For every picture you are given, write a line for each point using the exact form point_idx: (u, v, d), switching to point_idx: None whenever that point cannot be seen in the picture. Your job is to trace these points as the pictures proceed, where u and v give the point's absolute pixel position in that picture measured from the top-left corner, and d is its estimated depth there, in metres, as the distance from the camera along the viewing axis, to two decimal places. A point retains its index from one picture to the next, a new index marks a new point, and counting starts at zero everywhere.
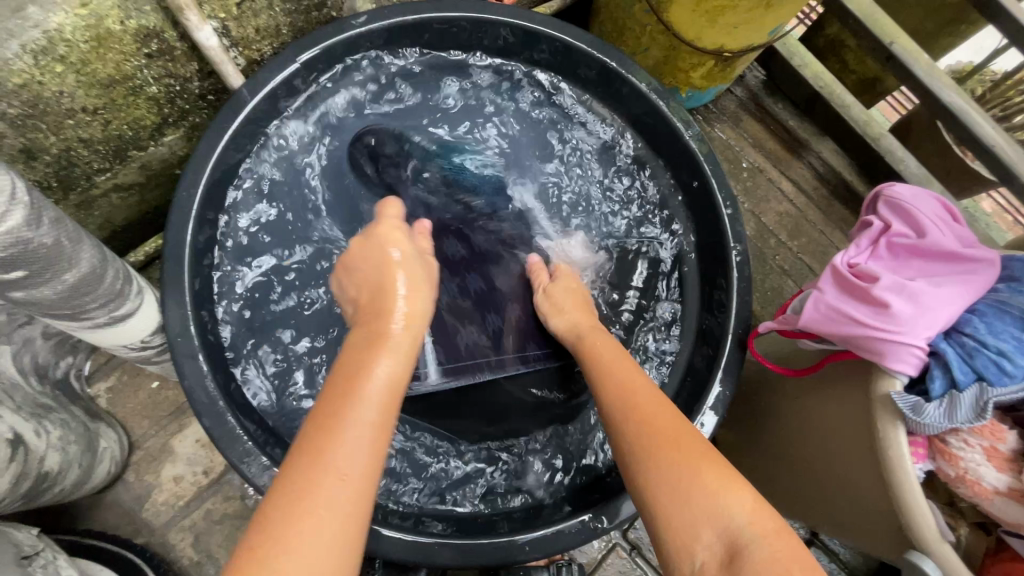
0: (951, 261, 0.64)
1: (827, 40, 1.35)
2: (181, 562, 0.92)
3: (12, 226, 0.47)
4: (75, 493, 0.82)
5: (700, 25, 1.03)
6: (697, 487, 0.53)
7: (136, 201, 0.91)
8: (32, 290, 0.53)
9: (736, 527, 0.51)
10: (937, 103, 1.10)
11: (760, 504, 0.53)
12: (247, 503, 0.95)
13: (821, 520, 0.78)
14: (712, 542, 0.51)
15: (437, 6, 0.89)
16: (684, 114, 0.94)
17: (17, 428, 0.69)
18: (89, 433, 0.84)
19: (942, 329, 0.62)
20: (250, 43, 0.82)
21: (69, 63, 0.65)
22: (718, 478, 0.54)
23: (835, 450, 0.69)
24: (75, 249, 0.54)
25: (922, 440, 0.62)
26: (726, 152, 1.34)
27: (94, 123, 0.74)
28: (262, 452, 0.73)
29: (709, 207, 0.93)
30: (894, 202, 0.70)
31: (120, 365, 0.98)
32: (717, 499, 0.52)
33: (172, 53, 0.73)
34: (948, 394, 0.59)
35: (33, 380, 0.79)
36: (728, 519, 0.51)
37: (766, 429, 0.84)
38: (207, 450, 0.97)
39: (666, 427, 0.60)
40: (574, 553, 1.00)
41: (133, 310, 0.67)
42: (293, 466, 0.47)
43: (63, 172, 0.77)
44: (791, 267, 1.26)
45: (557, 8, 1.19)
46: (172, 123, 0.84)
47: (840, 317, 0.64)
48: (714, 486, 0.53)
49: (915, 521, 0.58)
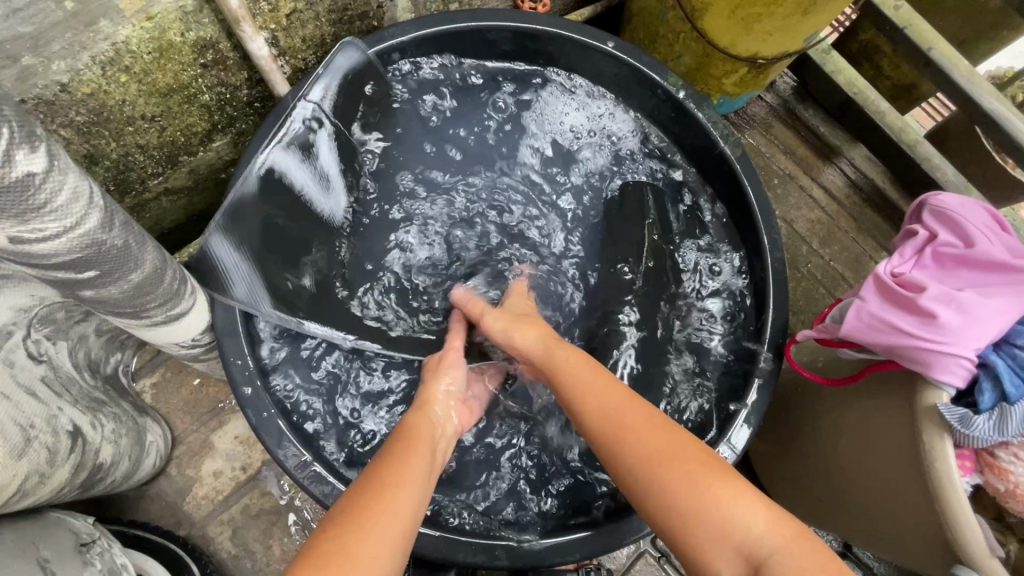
0: (999, 271, 0.63)
1: (862, 46, 1.33)
2: (220, 555, 0.94)
3: (88, 229, 0.50)
4: (124, 485, 0.86)
5: (735, 33, 1.03)
6: (704, 502, 0.55)
7: (183, 204, 0.94)
8: (100, 289, 0.56)
9: (754, 540, 0.53)
10: (978, 110, 1.08)
11: (777, 517, 0.54)
12: (283, 499, 0.98)
13: (854, 528, 0.77)
14: (734, 560, 0.53)
15: (474, 14, 0.91)
16: (719, 121, 0.94)
17: (76, 421, 0.72)
18: (137, 426, 0.87)
19: (992, 341, 0.61)
20: (296, 53, 0.85)
21: (132, 73, 0.68)
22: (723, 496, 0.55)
23: (877, 464, 0.68)
24: (141, 250, 0.57)
25: (970, 453, 0.61)
26: (757, 159, 1.33)
27: (150, 130, 0.78)
28: (303, 449, 0.76)
29: (743, 212, 0.93)
30: (940, 211, 0.69)
31: (164, 362, 1.01)
32: (726, 513, 0.54)
33: (225, 63, 0.76)
34: (998, 406, 0.58)
35: (87, 374, 0.83)
36: (739, 529, 0.53)
37: (801, 436, 0.84)
38: (245, 446, 0.99)
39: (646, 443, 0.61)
40: (603, 558, 1.00)
41: (187, 309, 0.69)
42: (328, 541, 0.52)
43: (120, 175, 0.80)
44: (823, 276, 1.25)
45: (589, 16, 1.20)
46: (221, 129, 0.87)
47: (884, 326, 0.64)
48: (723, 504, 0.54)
49: (963, 537, 0.57)
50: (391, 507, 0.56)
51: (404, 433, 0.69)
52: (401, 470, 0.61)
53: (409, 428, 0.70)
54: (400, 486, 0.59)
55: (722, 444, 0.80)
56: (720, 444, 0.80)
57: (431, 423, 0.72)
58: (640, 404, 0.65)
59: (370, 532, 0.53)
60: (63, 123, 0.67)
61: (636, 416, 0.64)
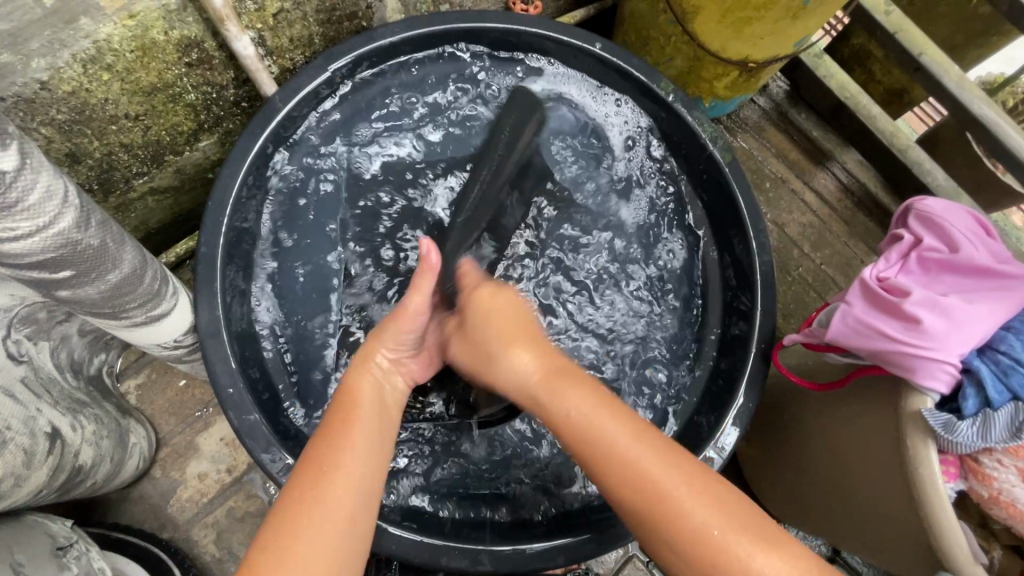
0: (984, 276, 0.63)
1: (853, 51, 1.33)
2: (203, 559, 0.93)
3: (63, 228, 0.49)
4: (106, 487, 0.85)
5: (726, 36, 1.03)
6: (725, 555, 0.52)
7: (169, 204, 0.94)
8: (77, 289, 0.56)
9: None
10: (967, 115, 1.08)
11: (803, 575, 0.51)
12: (268, 502, 0.97)
13: (840, 534, 0.77)
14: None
15: (463, 15, 0.91)
16: (709, 124, 0.94)
17: (55, 422, 0.71)
18: (120, 428, 0.86)
19: (977, 346, 0.61)
20: (284, 53, 0.84)
21: (115, 71, 0.68)
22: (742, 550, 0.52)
23: (862, 470, 0.68)
24: (118, 250, 0.56)
25: (954, 459, 0.61)
26: (749, 162, 1.33)
27: (134, 129, 0.77)
28: (286, 452, 0.75)
29: (733, 214, 0.93)
30: (926, 216, 0.69)
31: (149, 363, 1.00)
32: (749, 573, 0.51)
33: (211, 62, 0.76)
34: (982, 412, 0.58)
35: (69, 375, 0.82)
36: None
37: (787, 441, 0.84)
38: (231, 449, 0.98)
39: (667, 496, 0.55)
40: (591, 563, 0.99)
41: (168, 309, 0.69)
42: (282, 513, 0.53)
43: (104, 175, 0.79)
44: (814, 279, 1.25)
45: (581, 19, 1.20)
46: (207, 129, 0.86)
47: (869, 331, 0.64)
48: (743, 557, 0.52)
49: (945, 543, 0.57)
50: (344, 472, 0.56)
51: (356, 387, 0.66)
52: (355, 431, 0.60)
53: (350, 394, 0.65)
54: (347, 466, 0.56)
55: (709, 448, 0.80)
56: (706, 449, 0.80)
57: (375, 385, 0.67)
58: (630, 419, 0.60)
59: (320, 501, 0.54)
60: (44, 121, 0.67)
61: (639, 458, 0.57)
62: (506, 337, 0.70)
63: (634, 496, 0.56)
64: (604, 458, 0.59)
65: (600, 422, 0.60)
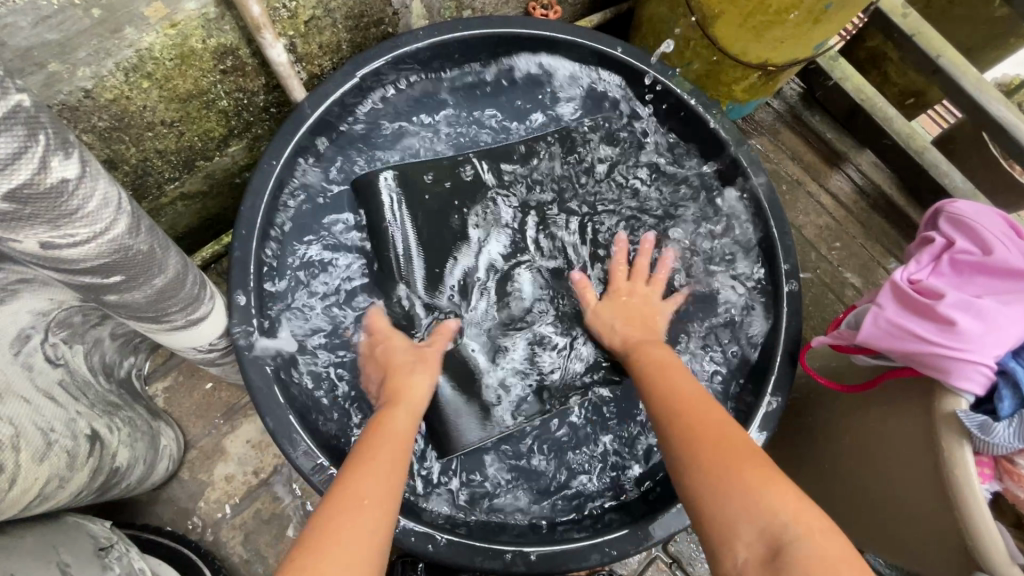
0: (1018, 278, 0.64)
1: (869, 53, 1.33)
2: (232, 560, 0.94)
3: (116, 234, 0.50)
4: (139, 488, 0.86)
5: (746, 40, 1.03)
6: (741, 482, 0.56)
7: (197, 209, 0.95)
8: (124, 294, 0.57)
9: (779, 524, 0.52)
10: (987, 118, 1.08)
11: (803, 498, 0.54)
12: (295, 504, 0.98)
13: (869, 536, 0.77)
14: (756, 540, 0.53)
15: (487, 21, 0.92)
16: (731, 127, 0.94)
17: (94, 425, 0.72)
18: (152, 430, 0.87)
19: (1011, 348, 0.61)
20: (313, 59, 0.86)
21: (154, 79, 0.69)
22: (757, 479, 0.56)
23: (894, 472, 0.68)
24: (165, 255, 0.57)
25: (988, 460, 0.61)
26: (765, 164, 1.34)
27: (169, 136, 0.78)
28: (320, 454, 0.76)
29: (755, 218, 0.93)
30: (957, 218, 0.69)
31: (176, 366, 1.01)
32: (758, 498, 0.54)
33: (244, 69, 0.77)
34: (1018, 414, 0.58)
35: (102, 378, 0.83)
36: (767, 511, 0.53)
37: (814, 444, 0.84)
38: (257, 450, 0.99)
39: (712, 440, 0.61)
40: (614, 565, 0.99)
41: (206, 313, 0.70)
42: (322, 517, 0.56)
43: (138, 180, 0.81)
44: (832, 281, 1.25)
45: (598, 23, 1.21)
46: (237, 134, 0.87)
47: (902, 333, 0.64)
48: (754, 484, 0.55)
49: (981, 544, 0.57)
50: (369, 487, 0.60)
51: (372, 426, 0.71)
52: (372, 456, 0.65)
53: (384, 421, 0.72)
54: (375, 484, 0.61)
55: None
56: None
57: (401, 415, 0.74)
58: (710, 402, 0.68)
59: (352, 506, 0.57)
60: (86, 128, 0.68)
61: (704, 411, 0.65)
62: (626, 320, 0.89)
63: (692, 431, 0.63)
64: (666, 398, 0.69)
65: (684, 381, 0.72)
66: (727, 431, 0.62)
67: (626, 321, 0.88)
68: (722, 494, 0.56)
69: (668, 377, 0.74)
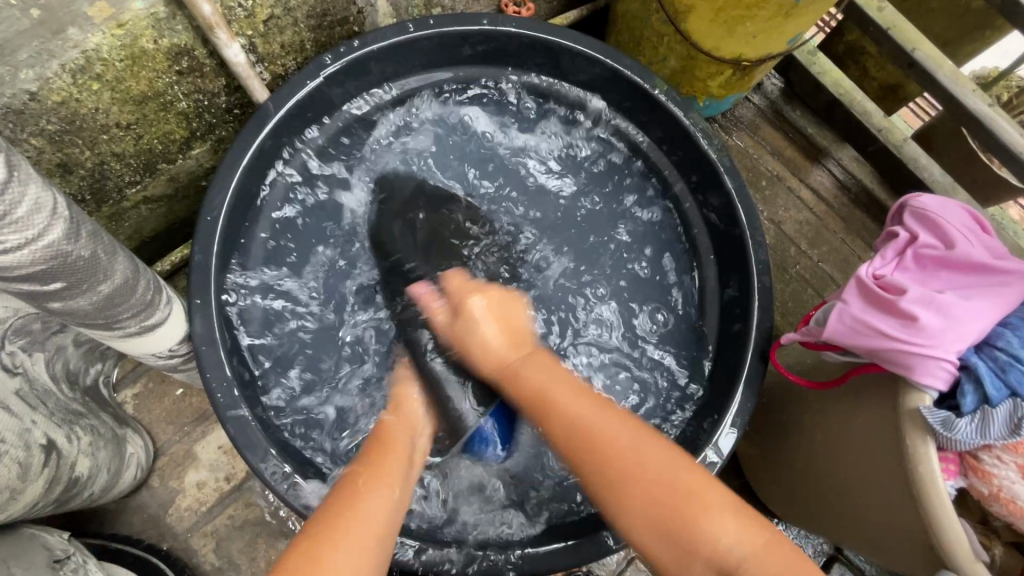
0: (981, 273, 0.63)
1: (848, 47, 1.33)
2: (203, 568, 0.93)
3: (53, 240, 0.49)
4: (103, 498, 0.84)
5: (718, 35, 1.02)
6: (682, 511, 0.54)
7: (164, 212, 0.93)
8: (68, 301, 0.55)
9: (724, 554, 0.52)
10: (962, 111, 1.08)
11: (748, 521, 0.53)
12: (268, 510, 0.96)
13: (841, 533, 0.76)
14: (702, 572, 0.52)
15: (456, 19, 0.90)
16: (703, 123, 0.93)
17: (50, 434, 0.71)
18: (117, 438, 0.86)
19: (974, 343, 0.61)
20: (275, 59, 0.84)
21: (104, 81, 0.67)
22: (692, 508, 0.54)
23: (861, 468, 0.68)
24: (110, 261, 0.56)
25: (953, 456, 0.60)
26: (744, 160, 1.33)
27: (126, 138, 0.77)
28: (284, 461, 0.75)
29: (729, 218, 0.92)
30: (920, 212, 0.68)
31: (146, 372, 1.00)
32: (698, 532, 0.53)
33: (202, 70, 0.75)
34: (980, 409, 0.58)
35: (64, 386, 0.81)
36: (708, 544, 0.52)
37: (786, 441, 0.84)
38: (229, 457, 0.98)
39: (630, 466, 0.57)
40: (593, 566, 0.99)
41: (162, 319, 0.68)
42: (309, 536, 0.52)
43: (96, 184, 0.79)
44: (812, 276, 1.25)
45: (573, 20, 1.20)
46: (200, 136, 0.86)
47: (866, 329, 0.64)
48: (688, 518, 0.54)
49: (944, 541, 0.56)
50: (365, 507, 0.56)
51: (379, 440, 0.68)
52: (376, 472, 0.62)
53: (383, 435, 0.70)
54: (372, 500, 0.58)
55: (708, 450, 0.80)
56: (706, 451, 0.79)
57: (411, 428, 0.73)
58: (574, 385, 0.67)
59: (349, 521, 0.54)
60: (34, 132, 0.66)
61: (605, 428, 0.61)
62: (507, 336, 0.74)
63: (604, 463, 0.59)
64: (576, 421, 0.62)
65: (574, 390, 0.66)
66: (635, 449, 0.58)
67: (501, 333, 0.75)
68: (653, 528, 0.55)
69: (552, 401, 0.65)
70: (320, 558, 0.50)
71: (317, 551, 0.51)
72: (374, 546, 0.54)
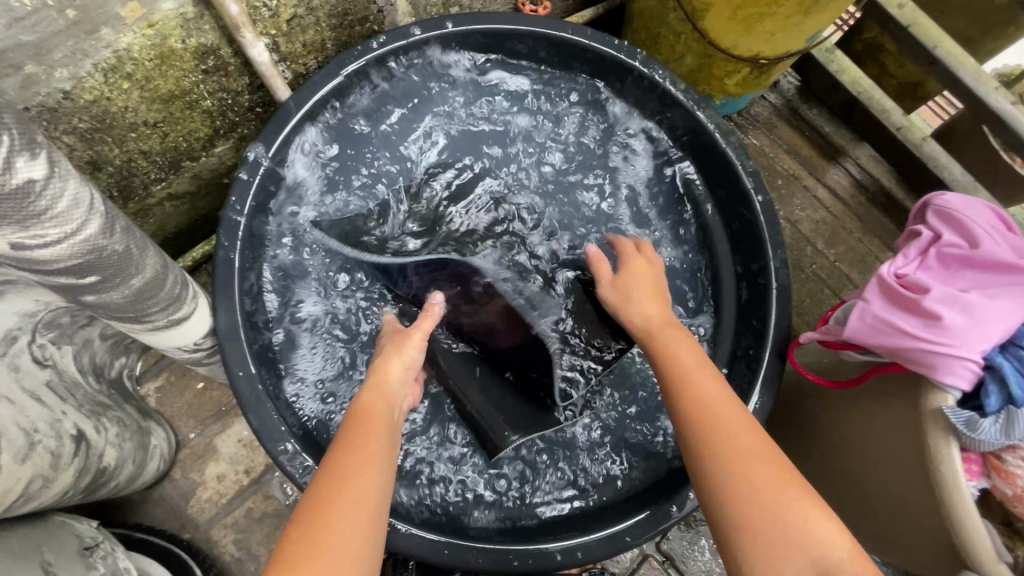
0: (1006, 273, 0.62)
1: (866, 44, 1.32)
2: (223, 558, 0.95)
3: (89, 235, 0.50)
4: (129, 488, 0.86)
5: (736, 33, 1.02)
6: (767, 509, 0.54)
7: (187, 209, 0.95)
8: (101, 294, 0.57)
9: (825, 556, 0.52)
10: (984, 109, 1.07)
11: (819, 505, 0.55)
12: (286, 502, 0.98)
13: (859, 533, 0.76)
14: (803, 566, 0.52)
15: (477, 18, 0.91)
16: (721, 120, 0.93)
17: (79, 425, 0.72)
18: (141, 430, 0.88)
19: (998, 342, 0.60)
20: (297, 58, 0.86)
21: (134, 80, 0.69)
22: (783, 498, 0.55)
23: (883, 469, 0.67)
24: (141, 255, 0.57)
25: (976, 457, 0.60)
26: (760, 159, 1.32)
27: (153, 136, 0.78)
28: (305, 453, 0.76)
29: (747, 218, 0.92)
30: (943, 211, 0.68)
31: (168, 366, 1.02)
32: (814, 535, 0.53)
33: (227, 69, 0.77)
34: (1005, 409, 0.57)
35: (92, 379, 0.83)
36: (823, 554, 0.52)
37: (804, 441, 0.83)
38: (249, 450, 1.00)
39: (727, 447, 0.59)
40: (607, 562, 0.99)
41: (189, 313, 0.70)
42: (301, 525, 0.51)
43: (123, 181, 0.81)
44: (829, 276, 1.24)
45: (590, 17, 1.20)
46: (223, 134, 0.87)
47: (886, 328, 0.64)
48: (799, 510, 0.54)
49: (968, 543, 0.56)
50: (351, 486, 0.55)
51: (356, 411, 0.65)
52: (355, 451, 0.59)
53: (363, 405, 0.67)
54: (359, 481, 0.56)
55: None
56: None
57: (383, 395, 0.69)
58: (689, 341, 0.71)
59: (334, 504, 0.53)
60: (67, 130, 0.68)
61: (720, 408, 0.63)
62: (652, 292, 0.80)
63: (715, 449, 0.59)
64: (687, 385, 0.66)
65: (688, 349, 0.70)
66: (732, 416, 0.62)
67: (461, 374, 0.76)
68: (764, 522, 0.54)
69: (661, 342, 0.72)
70: (317, 544, 0.50)
71: (313, 538, 0.50)
72: (368, 522, 0.53)
